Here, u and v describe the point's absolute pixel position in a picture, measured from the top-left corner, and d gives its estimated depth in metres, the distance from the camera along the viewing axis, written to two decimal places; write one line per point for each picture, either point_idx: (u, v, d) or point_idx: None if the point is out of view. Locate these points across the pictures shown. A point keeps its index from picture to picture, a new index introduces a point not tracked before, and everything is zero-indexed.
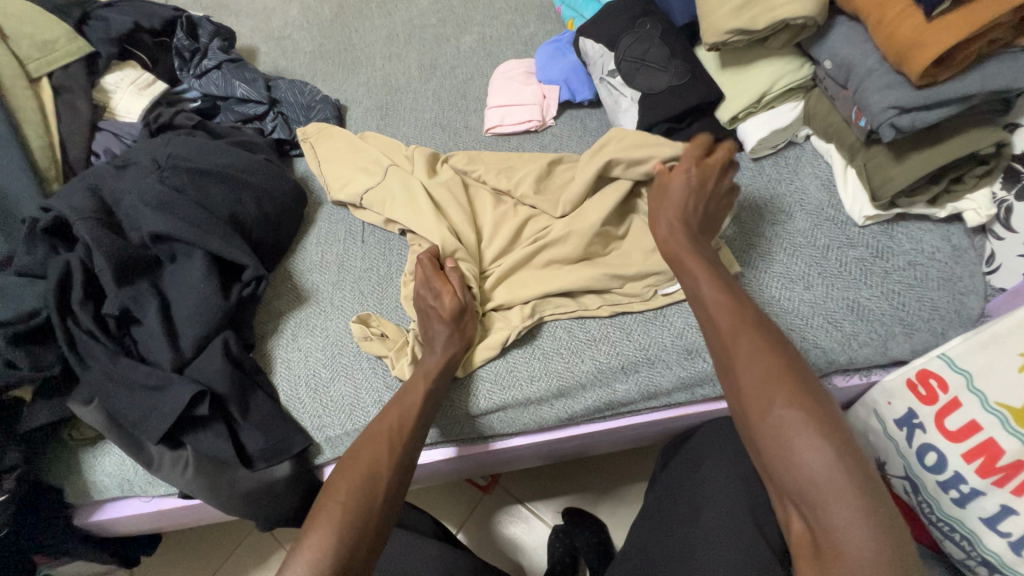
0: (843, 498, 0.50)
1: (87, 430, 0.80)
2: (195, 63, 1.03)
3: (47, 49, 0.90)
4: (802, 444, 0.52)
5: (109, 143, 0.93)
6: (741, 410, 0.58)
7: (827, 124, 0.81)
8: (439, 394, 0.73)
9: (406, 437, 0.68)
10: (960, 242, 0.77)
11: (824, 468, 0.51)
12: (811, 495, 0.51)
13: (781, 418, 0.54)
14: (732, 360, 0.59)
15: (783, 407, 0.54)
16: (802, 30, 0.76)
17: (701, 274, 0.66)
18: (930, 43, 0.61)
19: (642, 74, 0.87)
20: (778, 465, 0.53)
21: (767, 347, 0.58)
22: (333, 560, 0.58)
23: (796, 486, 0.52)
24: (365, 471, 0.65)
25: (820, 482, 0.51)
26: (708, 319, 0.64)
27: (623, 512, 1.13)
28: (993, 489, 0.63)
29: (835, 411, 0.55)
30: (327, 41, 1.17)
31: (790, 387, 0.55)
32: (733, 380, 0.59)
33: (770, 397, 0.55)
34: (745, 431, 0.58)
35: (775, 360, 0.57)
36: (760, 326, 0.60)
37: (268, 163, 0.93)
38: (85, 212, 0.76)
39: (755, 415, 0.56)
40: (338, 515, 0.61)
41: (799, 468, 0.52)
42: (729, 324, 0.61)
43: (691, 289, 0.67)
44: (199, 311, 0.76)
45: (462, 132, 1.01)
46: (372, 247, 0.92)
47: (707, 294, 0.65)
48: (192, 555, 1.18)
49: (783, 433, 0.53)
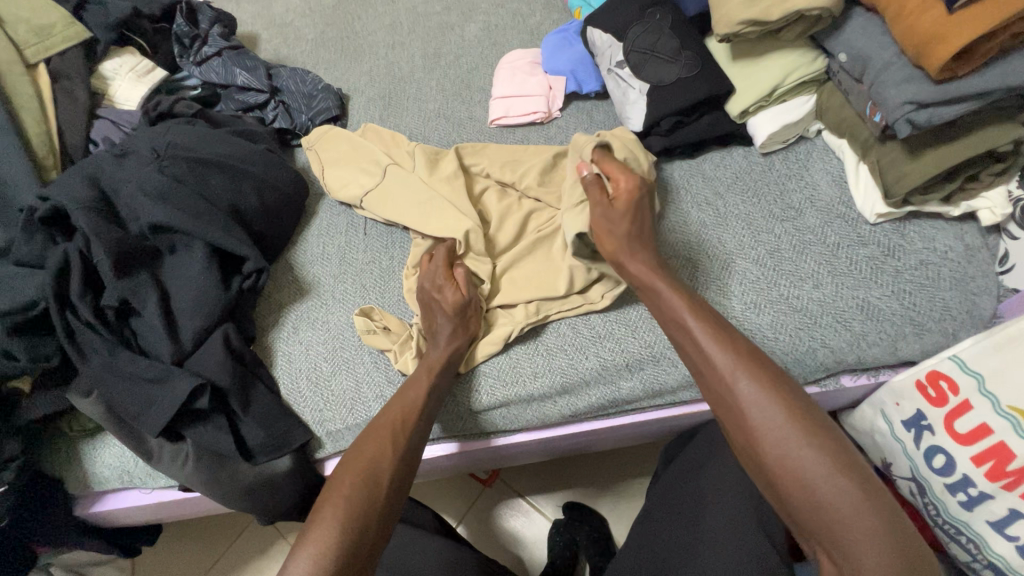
0: (870, 534, 0.50)
1: (86, 422, 0.79)
2: (195, 49, 1.02)
3: (44, 34, 0.88)
4: (825, 486, 0.52)
5: (108, 132, 0.92)
6: (753, 453, 0.57)
7: (840, 119, 0.80)
8: (442, 390, 0.72)
9: (412, 434, 0.68)
10: (973, 241, 0.75)
11: (848, 506, 0.51)
12: (842, 536, 0.51)
13: (799, 462, 0.54)
14: (735, 402, 0.58)
15: (799, 449, 0.54)
16: (818, 22, 0.74)
17: (685, 310, 0.65)
18: (951, 37, 0.59)
19: (651, 65, 0.85)
20: (804, 508, 0.53)
21: (769, 387, 0.57)
22: (337, 554, 0.58)
23: (826, 528, 0.52)
24: (368, 463, 0.64)
25: (847, 522, 0.51)
26: (703, 361, 0.62)
27: (623, 507, 1.13)
28: (1002, 492, 0.62)
29: (844, 442, 0.55)
30: (330, 28, 1.15)
31: (802, 426, 0.55)
32: (741, 423, 0.58)
33: (784, 438, 0.55)
34: (759, 473, 0.57)
35: (780, 399, 0.57)
36: (757, 362, 0.59)
37: (270, 153, 0.92)
38: (83, 202, 0.74)
39: (772, 459, 0.55)
40: (341, 510, 0.60)
41: (826, 509, 0.52)
42: (725, 365, 0.60)
43: (676, 325, 0.65)
44: (200, 304, 0.76)
45: (467, 123, 0.99)
46: (374, 240, 0.90)
47: (696, 334, 0.63)
48: (193, 546, 1.18)
49: (804, 476, 0.53)
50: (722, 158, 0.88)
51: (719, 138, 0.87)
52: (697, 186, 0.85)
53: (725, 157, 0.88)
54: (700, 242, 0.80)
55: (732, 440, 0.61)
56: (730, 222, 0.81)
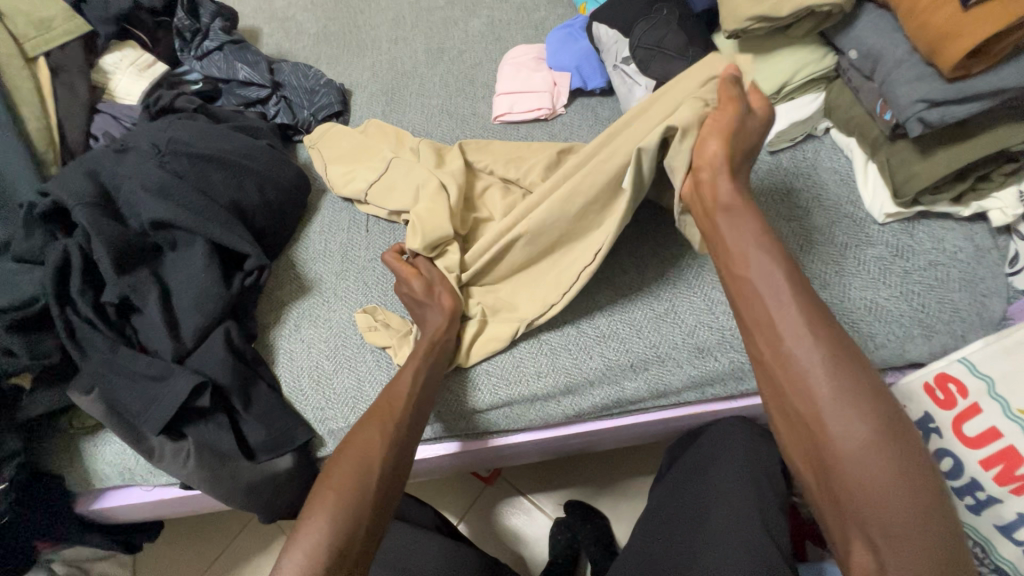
0: (920, 521, 0.49)
1: (87, 419, 0.79)
2: (196, 43, 1.01)
3: (44, 27, 0.87)
4: (883, 467, 0.50)
5: (109, 126, 0.91)
6: (807, 424, 0.55)
7: (849, 117, 0.79)
8: (430, 376, 0.71)
9: (404, 428, 0.67)
10: (983, 242, 0.74)
11: (900, 490, 0.50)
12: (885, 515, 0.50)
13: (861, 440, 0.51)
14: (804, 368, 0.55)
15: (862, 426, 0.52)
16: (828, 19, 0.73)
17: (759, 263, 0.61)
18: (964, 35, 0.59)
19: (657, 62, 0.84)
20: (851, 486, 0.51)
21: (842, 355, 0.55)
22: (328, 554, 0.58)
23: (870, 509, 0.50)
24: (356, 457, 0.64)
25: (897, 506, 0.50)
26: (778, 321, 0.58)
27: (626, 506, 1.12)
28: (1011, 497, 0.62)
29: (909, 425, 0.53)
30: (332, 22, 1.14)
31: (869, 403, 0.53)
32: (802, 392, 0.55)
33: (848, 414, 0.52)
34: (807, 443, 0.55)
35: (853, 372, 0.54)
36: (833, 330, 0.56)
37: (272, 149, 0.91)
38: (82, 198, 0.73)
39: (830, 432, 0.53)
40: (331, 506, 0.60)
41: (876, 492, 0.50)
42: (800, 330, 0.56)
43: (744, 286, 0.61)
44: (201, 301, 0.75)
45: (470, 119, 0.98)
46: (377, 237, 0.89)
47: (773, 294, 0.59)
48: (195, 542, 1.18)
49: (862, 454, 0.51)
50: None
51: None
52: None
53: None
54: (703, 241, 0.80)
55: (778, 408, 0.58)
56: None
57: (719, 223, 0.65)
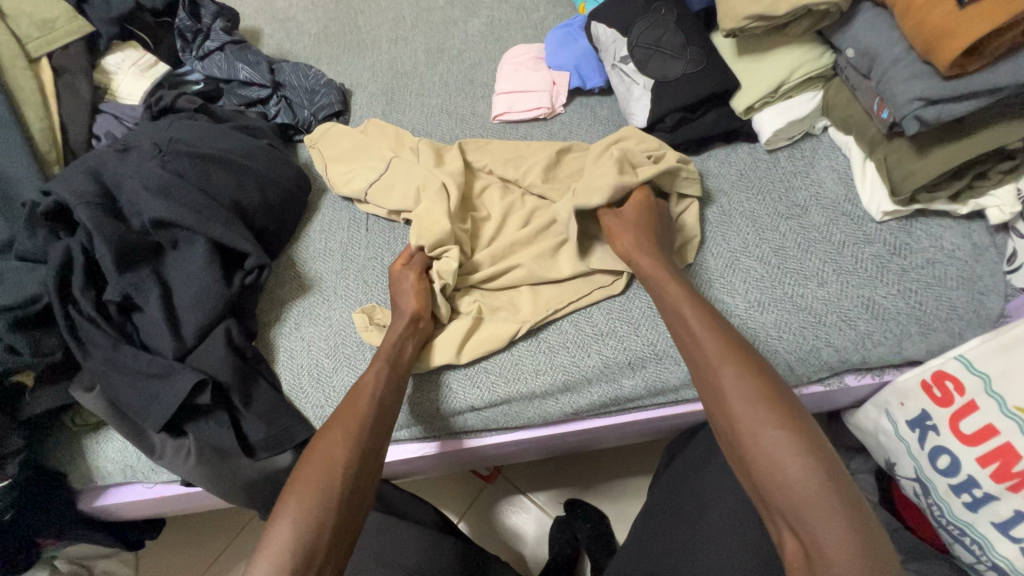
0: (834, 519, 0.49)
1: (89, 416, 0.79)
2: (198, 44, 1.01)
3: (46, 28, 0.88)
4: (794, 468, 0.52)
5: (111, 126, 0.92)
6: (729, 433, 0.57)
7: (847, 116, 0.79)
8: (393, 378, 0.71)
9: (366, 421, 0.66)
10: (981, 240, 0.74)
11: (814, 489, 0.50)
12: (802, 513, 0.50)
13: (773, 444, 0.53)
14: (717, 383, 0.59)
15: (772, 431, 0.54)
16: (824, 17, 0.74)
17: (674, 297, 0.67)
18: (961, 32, 0.59)
19: (656, 61, 0.84)
20: (770, 486, 0.52)
21: (751, 370, 0.58)
22: (293, 549, 0.56)
23: (788, 505, 0.51)
24: (321, 460, 0.62)
25: (811, 504, 0.50)
26: (693, 345, 0.63)
27: (626, 504, 1.13)
28: (1007, 494, 0.62)
29: (816, 428, 0.55)
30: (332, 23, 1.14)
31: (779, 408, 0.55)
32: (720, 403, 0.58)
33: (760, 419, 0.54)
34: (733, 451, 0.57)
35: (761, 384, 0.57)
36: (743, 350, 0.60)
37: (272, 148, 0.91)
38: (84, 197, 0.74)
39: (745, 438, 0.55)
40: (297, 508, 0.59)
41: (791, 491, 0.51)
42: (710, 345, 0.61)
43: (672, 314, 0.66)
44: (201, 300, 0.75)
45: (469, 118, 0.98)
46: (377, 236, 0.90)
47: (691, 320, 0.64)
48: (197, 539, 1.18)
49: (772, 453, 0.53)
50: (727, 155, 0.87)
51: (723, 135, 0.87)
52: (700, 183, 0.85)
53: (730, 154, 0.87)
54: (703, 240, 0.80)
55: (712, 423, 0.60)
56: (734, 220, 0.81)
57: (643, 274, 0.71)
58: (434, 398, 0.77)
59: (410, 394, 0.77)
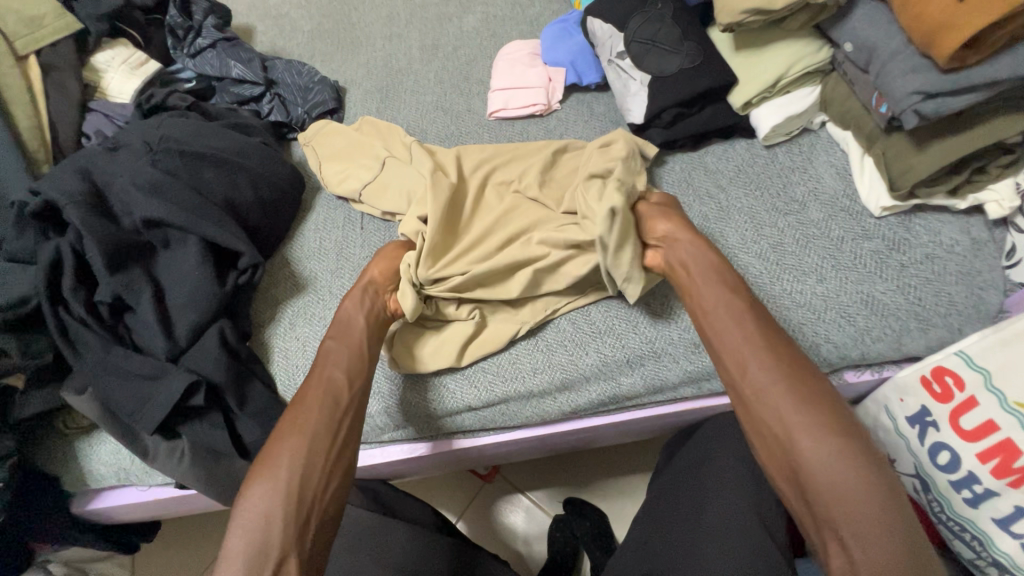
0: (889, 529, 0.51)
1: (81, 419, 0.78)
2: (189, 41, 1.00)
3: (34, 25, 0.86)
4: (853, 478, 0.53)
5: (101, 125, 0.90)
6: (778, 438, 0.57)
7: (845, 111, 0.79)
8: (345, 366, 0.68)
9: (313, 413, 0.64)
10: (980, 234, 0.74)
11: (871, 499, 0.52)
12: (858, 522, 0.52)
13: (829, 452, 0.54)
14: (768, 386, 0.59)
15: (828, 438, 0.55)
16: (822, 11, 0.73)
17: (720, 292, 0.66)
18: (959, 25, 0.58)
19: (651, 56, 0.84)
20: (826, 495, 0.53)
21: (802, 376, 0.59)
22: (246, 549, 0.57)
23: (841, 512, 0.52)
24: (273, 456, 0.61)
25: (867, 513, 0.52)
26: (739, 345, 0.62)
27: (625, 503, 1.12)
28: (1008, 490, 0.62)
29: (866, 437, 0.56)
30: (326, 20, 1.13)
31: (832, 417, 0.56)
32: (771, 407, 0.58)
33: (817, 427, 0.55)
34: (779, 456, 0.57)
35: (814, 391, 0.57)
36: (792, 355, 0.60)
37: (265, 146, 0.90)
38: (74, 197, 0.73)
39: (801, 446, 0.55)
40: (253, 508, 0.59)
41: (847, 499, 0.52)
42: (759, 347, 0.61)
43: (712, 311, 0.65)
44: (193, 300, 0.74)
45: (465, 115, 0.98)
46: (371, 235, 0.89)
47: (735, 319, 0.63)
48: (193, 542, 1.17)
49: (832, 461, 0.54)
50: (724, 151, 0.86)
51: (720, 131, 0.86)
52: (699, 179, 0.84)
53: (728, 150, 0.86)
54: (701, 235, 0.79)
55: (752, 426, 0.60)
56: (732, 216, 0.80)
57: (680, 267, 0.70)
58: (429, 397, 0.76)
59: (402, 394, 0.76)
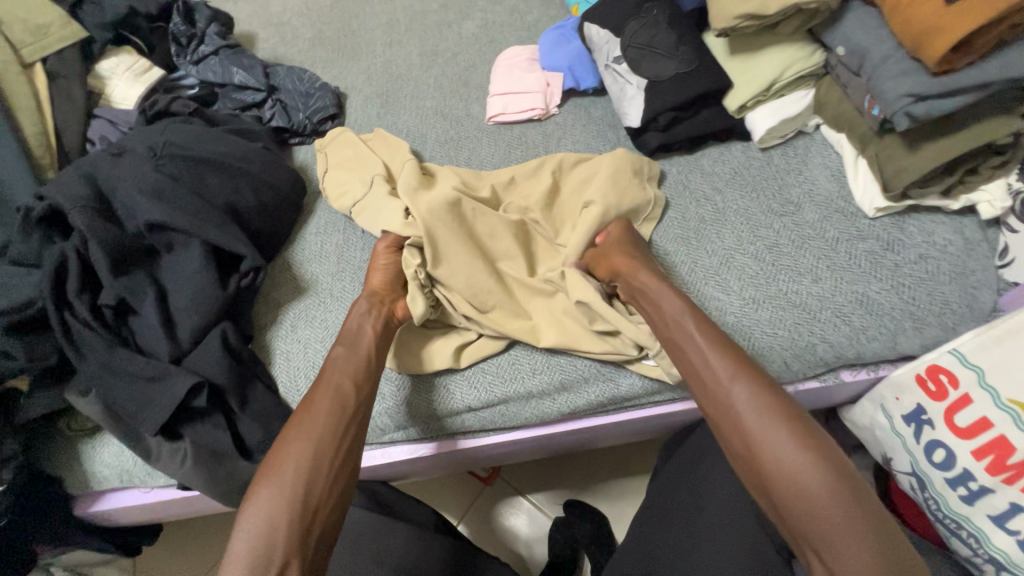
0: (862, 538, 0.51)
1: (85, 421, 0.80)
2: (192, 48, 1.02)
3: (40, 33, 0.88)
4: (816, 491, 0.52)
5: (106, 131, 0.92)
6: (744, 455, 0.57)
7: (839, 113, 0.80)
8: (353, 374, 0.69)
9: (318, 419, 0.64)
10: (973, 235, 0.75)
11: (838, 510, 0.51)
12: (829, 535, 0.51)
13: (791, 468, 0.54)
14: (728, 404, 0.59)
15: (788, 453, 0.54)
16: (814, 16, 0.74)
17: (677, 313, 0.66)
18: (948, 30, 0.59)
19: (648, 61, 0.85)
20: (794, 509, 0.53)
21: (762, 391, 0.58)
22: (251, 550, 0.56)
23: (808, 523, 0.52)
24: (279, 460, 0.62)
25: (836, 524, 0.51)
26: (698, 363, 0.62)
27: (625, 505, 1.13)
28: (1003, 486, 0.62)
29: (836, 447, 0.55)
30: (327, 26, 1.15)
31: (793, 431, 0.55)
32: (734, 424, 0.58)
33: (774, 443, 0.55)
34: (747, 472, 0.57)
35: (776, 405, 0.57)
36: (752, 369, 0.60)
37: (267, 151, 0.92)
38: (79, 201, 0.74)
39: (762, 462, 0.55)
40: (258, 510, 0.58)
41: (813, 512, 0.52)
42: (717, 365, 0.61)
43: (674, 330, 0.66)
44: (195, 303, 0.75)
45: (464, 120, 0.99)
46: (372, 239, 0.90)
47: (696, 339, 0.63)
48: (195, 545, 1.18)
49: (795, 476, 0.53)
50: (720, 154, 0.87)
51: (717, 134, 0.87)
52: (696, 181, 0.85)
53: (724, 152, 0.87)
54: (699, 236, 0.81)
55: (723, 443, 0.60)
56: (728, 218, 0.81)
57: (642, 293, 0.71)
58: (431, 398, 0.77)
59: (404, 395, 0.77)
